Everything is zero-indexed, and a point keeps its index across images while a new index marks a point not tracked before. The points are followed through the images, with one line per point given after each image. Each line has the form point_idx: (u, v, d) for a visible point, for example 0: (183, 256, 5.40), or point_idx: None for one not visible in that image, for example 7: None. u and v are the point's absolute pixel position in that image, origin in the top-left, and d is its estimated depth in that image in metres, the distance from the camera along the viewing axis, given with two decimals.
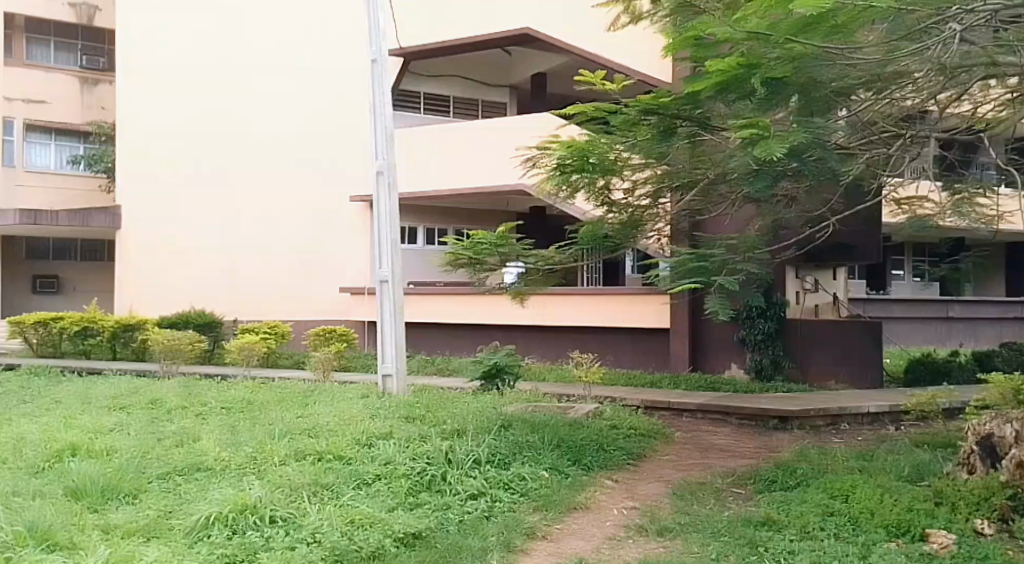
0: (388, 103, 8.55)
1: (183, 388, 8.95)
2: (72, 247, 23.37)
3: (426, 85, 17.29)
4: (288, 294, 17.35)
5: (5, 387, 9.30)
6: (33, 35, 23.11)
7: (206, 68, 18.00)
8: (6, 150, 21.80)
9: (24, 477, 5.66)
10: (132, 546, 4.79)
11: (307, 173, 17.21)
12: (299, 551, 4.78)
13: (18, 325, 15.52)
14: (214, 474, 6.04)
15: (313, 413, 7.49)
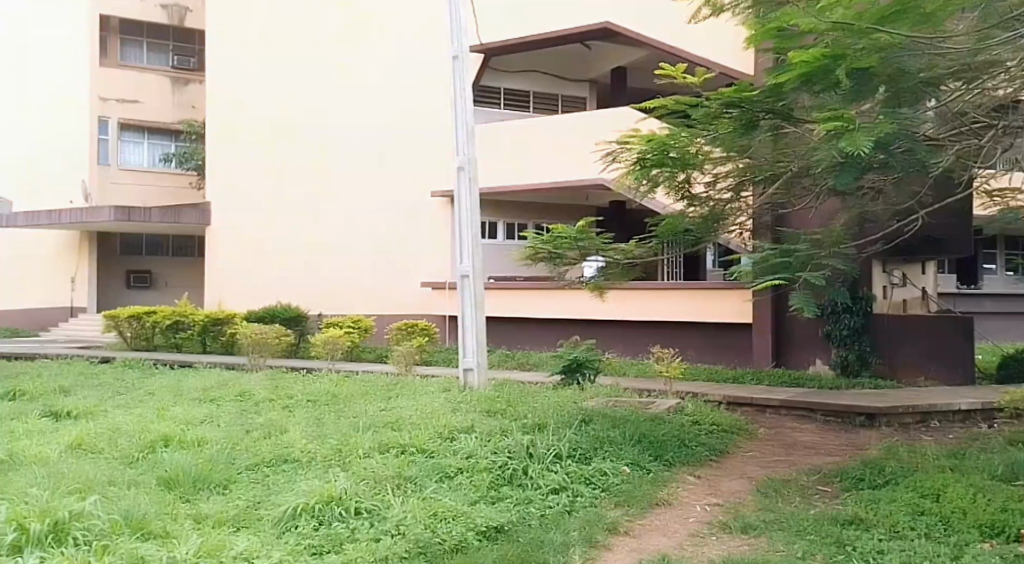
0: (467, 103, 9.23)
1: (270, 382, 9.25)
2: (165, 243, 23.74)
3: (505, 81, 17.44)
4: (369, 289, 17.47)
5: (103, 378, 9.69)
6: (128, 36, 23.46)
7: (288, 67, 18.33)
8: (101, 149, 22.40)
9: (119, 465, 5.55)
10: (223, 536, 4.75)
11: (387, 168, 17.34)
12: (384, 544, 4.77)
13: (114, 318, 15.87)
14: (301, 466, 5.96)
15: (395, 407, 7.77)
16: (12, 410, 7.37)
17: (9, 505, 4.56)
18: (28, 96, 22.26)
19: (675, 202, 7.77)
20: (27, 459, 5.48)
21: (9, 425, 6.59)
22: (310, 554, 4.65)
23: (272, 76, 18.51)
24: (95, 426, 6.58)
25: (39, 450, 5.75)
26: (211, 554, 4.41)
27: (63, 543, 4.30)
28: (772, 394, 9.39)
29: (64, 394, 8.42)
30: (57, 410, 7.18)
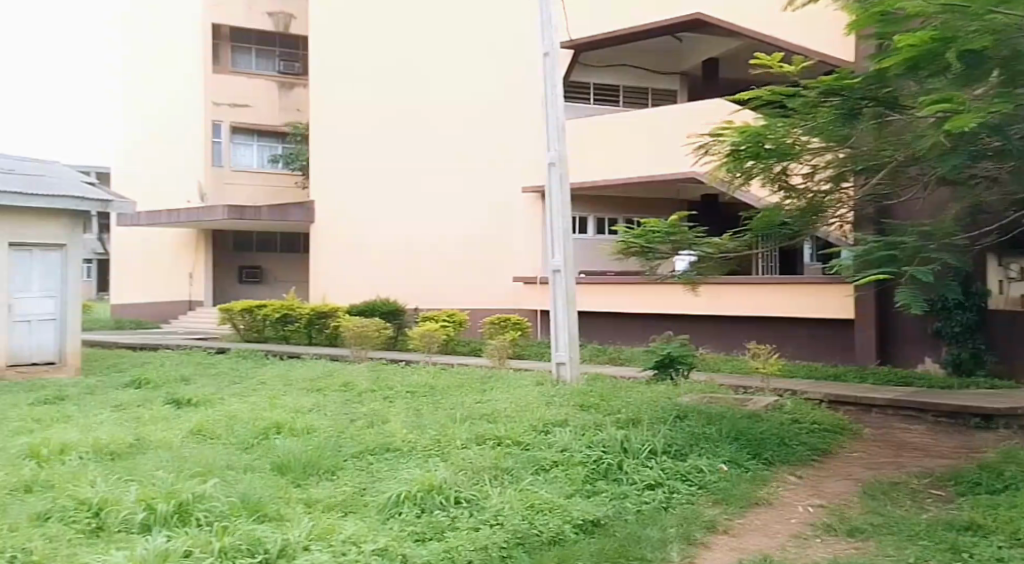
0: (558, 96, 9.31)
1: (371, 373, 9.61)
2: (275, 239, 24.60)
3: (596, 76, 17.52)
4: (462, 285, 17.68)
5: (219, 367, 10.31)
6: (238, 43, 24.22)
7: (385, 68, 18.91)
8: (215, 151, 23.07)
9: (237, 450, 5.91)
10: (333, 520, 4.86)
11: (480, 166, 17.46)
12: (483, 534, 4.82)
13: (228, 312, 16.76)
14: (402, 455, 6.13)
15: (490, 399, 7.99)
16: (139, 397, 7.95)
17: (137, 488, 4.78)
18: (152, 102, 24.03)
19: (772, 193, 7.57)
20: (153, 443, 5.84)
21: (138, 411, 7.12)
22: (413, 541, 4.71)
23: (374, 78, 19.09)
24: (215, 413, 6.98)
25: (164, 435, 6.11)
26: (322, 537, 4.57)
27: (187, 523, 4.44)
28: (878, 392, 9.09)
29: (184, 382, 8.97)
30: (179, 398, 7.70)
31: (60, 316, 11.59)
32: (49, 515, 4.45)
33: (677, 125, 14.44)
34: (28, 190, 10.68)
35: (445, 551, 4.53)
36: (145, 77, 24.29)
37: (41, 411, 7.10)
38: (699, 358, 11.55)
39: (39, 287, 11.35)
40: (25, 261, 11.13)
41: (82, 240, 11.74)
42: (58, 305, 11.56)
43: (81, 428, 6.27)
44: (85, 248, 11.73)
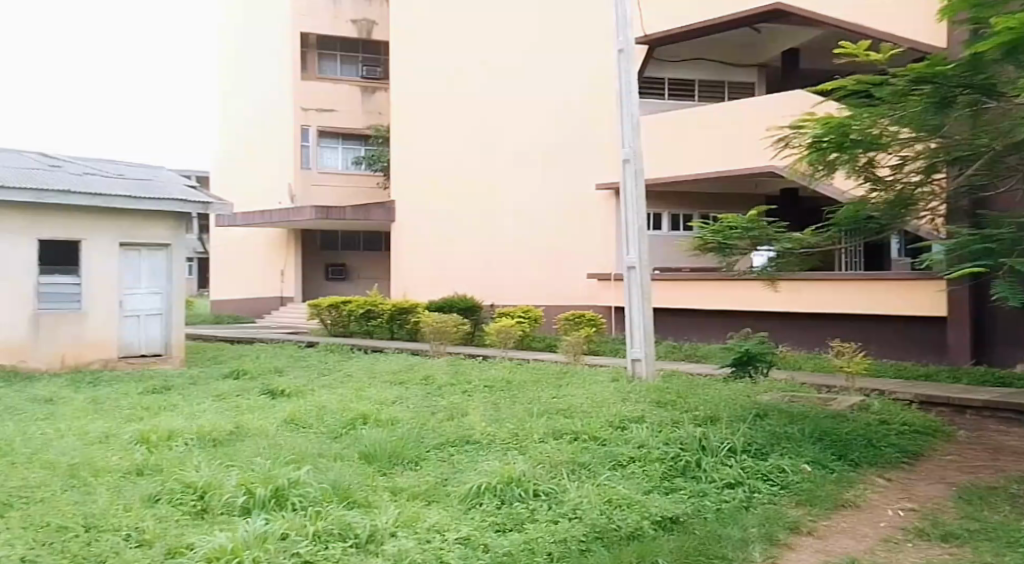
0: (632, 92, 9.27)
1: (450, 366, 9.84)
2: (358, 237, 24.98)
3: (670, 71, 17.31)
4: (538, 282, 17.76)
5: (308, 360, 10.75)
6: (324, 51, 24.86)
7: (461, 69, 19.26)
8: (303, 155, 23.79)
9: (328, 438, 6.20)
10: (417, 509, 5.04)
11: (556, 162, 17.49)
12: (563, 526, 4.89)
13: (316, 307, 17.26)
14: (481, 447, 6.27)
15: (566, 395, 8.06)
16: (237, 387, 8.41)
17: (237, 472, 5.09)
18: (245, 109, 25.19)
19: (859, 184, 7.31)
20: (251, 430, 6.18)
21: (237, 400, 7.56)
22: (494, 531, 4.82)
23: (453, 79, 19.43)
24: (306, 403, 7.32)
25: (260, 423, 6.45)
26: (407, 524, 4.75)
27: (283, 506, 4.73)
28: (975, 394, 8.67)
29: (278, 373, 9.42)
30: (273, 388, 8.12)
31: (165, 311, 12.21)
32: (159, 497, 4.79)
33: (753, 118, 14.11)
34: (136, 195, 11.39)
35: (525, 542, 4.62)
36: (239, 85, 25.50)
37: (151, 399, 7.63)
38: (779, 356, 11.28)
39: (146, 284, 12.06)
40: (133, 260, 11.87)
41: (186, 241, 12.42)
42: (162, 301, 12.20)
43: (186, 416, 6.70)
44: (187, 247, 12.35)
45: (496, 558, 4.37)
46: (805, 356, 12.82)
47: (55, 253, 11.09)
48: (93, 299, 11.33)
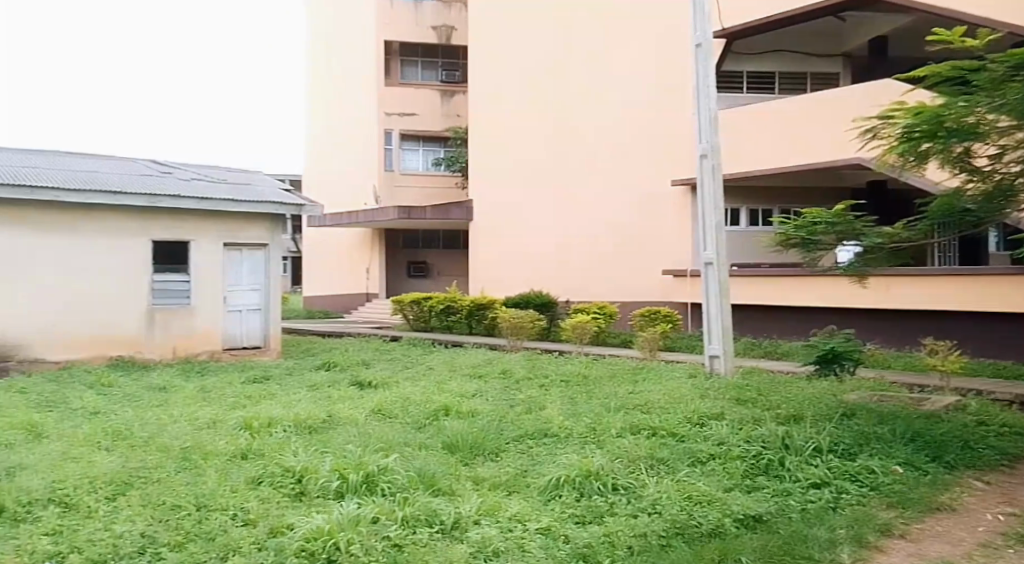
0: (710, 86, 9.18)
1: (528, 361, 10.02)
2: (438, 236, 25.35)
3: (749, 64, 16.97)
4: (612, 278, 17.73)
5: (392, 353, 11.13)
6: (406, 57, 25.53)
7: (534, 64, 19.18)
8: (386, 157, 24.43)
9: (413, 428, 6.47)
10: (499, 498, 5.20)
11: (634, 159, 17.47)
12: (642, 521, 4.94)
13: (399, 303, 17.84)
14: (560, 440, 6.37)
15: (643, 390, 8.10)
16: (327, 378, 8.82)
17: (331, 458, 5.42)
18: (332, 114, 26.05)
19: (954, 176, 7.02)
20: (342, 419, 6.50)
21: (327, 390, 7.97)
22: (574, 522, 4.93)
23: (526, 76, 19.31)
24: (390, 395, 7.62)
25: (350, 413, 6.76)
26: (490, 513, 4.93)
27: (373, 492, 5.03)
28: None
29: (365, 366, 9.82)
30: (360, 380, 8.48)
31: (264, 306, 12.71)
32: (261, 479, 5.19)
33: (838, 111, 13.66)
34: (239, 197, 11.92)
35: (605, 535, 4.71)
36: (325, 92, 26.39)
37: (250, 388, 8.13)
38: (865, 354, 10.91)
39: (248, 281, 12.54)
40: (236, 259, 12.39)
41: (282, 240, 12.93)
42: (262, 296, 12.69)
43: (283, 404, 7.11)
44: (284, 246, 12.84)
45: (577, 550, 4.50)
46: (892, 354, 12.39)
47: (168, 253, 11.86)
48: (201, 296, 11.91)
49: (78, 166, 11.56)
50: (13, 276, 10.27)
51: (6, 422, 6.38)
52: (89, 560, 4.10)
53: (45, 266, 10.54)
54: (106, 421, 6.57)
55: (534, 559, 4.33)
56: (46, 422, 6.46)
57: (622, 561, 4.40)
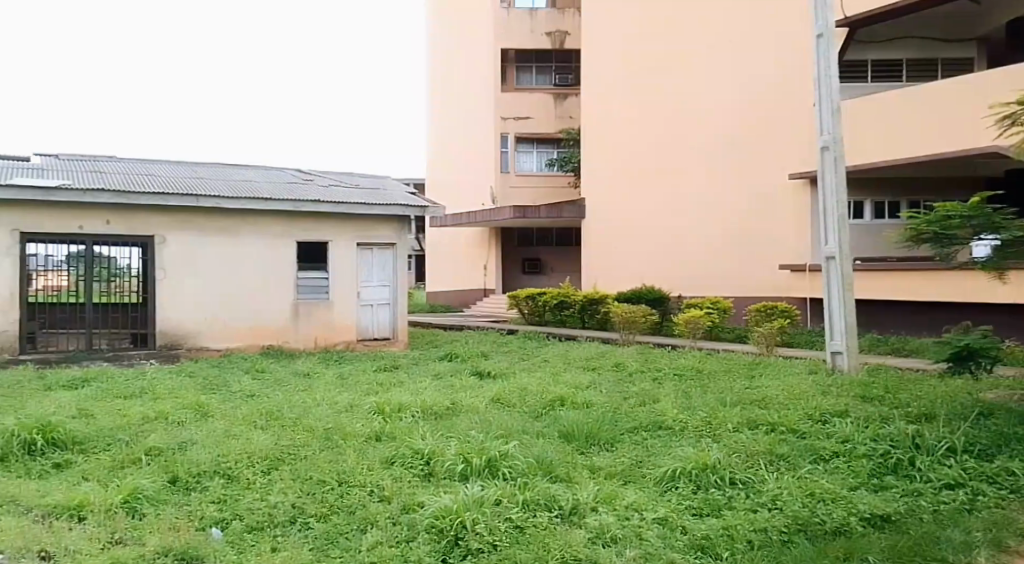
0: (833, 77, 8.93)
1: (641, 354, 10.11)
2: (552, 234, 25.38)
3: (874, 52, 16.18)
4: (726, 273, 17.32)
5: (510, 346, 11.50)
6: (521, 64, 25.60)
7: (643, 61, 18.94)
8: (502, 160, 24.74)
9: (531, 416, 6.78)
10: (616, 487, 5.37)
11: (751, 152, 16.96)
12: (763, 515, 4.96)
13: (514, 298, 18.21)
14: (675, 433, 6.45)
15: (760, 385, 8.02)
16: (450, 368, 9.31)
17: (457, 442, 5.85)
18: (450, 119, 26.79)
19: None
20: (465, 406, 6.90)
21: (451, 379, 8.45)
22: (692, 514, 5.02)
23: (635, 73, 19.08)
24: (509, 385, 7.98)
25: (472, 401, 7.15)
26: (607, 501, 5.11)
27: (495, 476, 5.39)
28: None
29: (485, 357, 10.25)
30: (481, 370, 8.92)
31: (392, 302, 13.09)
32: (394, 460, 5.75)
33: (969, 96, 12.89)
34: (369, 201, 12.42)
35: (724, 528, 4.78)
36: (443, 98, 27.18)
37: (380, 375, 8.74)
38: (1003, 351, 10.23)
39: (378, 278, 13.00)
40: (367, 259, 12.88)
41: (407, 239, 13.23)
42: (391, 292, 13.07)
43: (411, 391, 7.63)
44: (411, 246, 13.16)
45: (695, 541, 4.61)
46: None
47: (310, 252, 12.51)
48: (336, 292, 12.48)
49: (235, 176, 12.61)
50: (180, 272, 11.31)
51: (179, 402, 7.27)
52: (251, 527, 4.77)
53: (208, 264, 11.53)
54: (260, 403, 7.33)
55: (651, 546, 4.50)
56: (211, 402, 7.29)
57: (741, 554, 4.47)
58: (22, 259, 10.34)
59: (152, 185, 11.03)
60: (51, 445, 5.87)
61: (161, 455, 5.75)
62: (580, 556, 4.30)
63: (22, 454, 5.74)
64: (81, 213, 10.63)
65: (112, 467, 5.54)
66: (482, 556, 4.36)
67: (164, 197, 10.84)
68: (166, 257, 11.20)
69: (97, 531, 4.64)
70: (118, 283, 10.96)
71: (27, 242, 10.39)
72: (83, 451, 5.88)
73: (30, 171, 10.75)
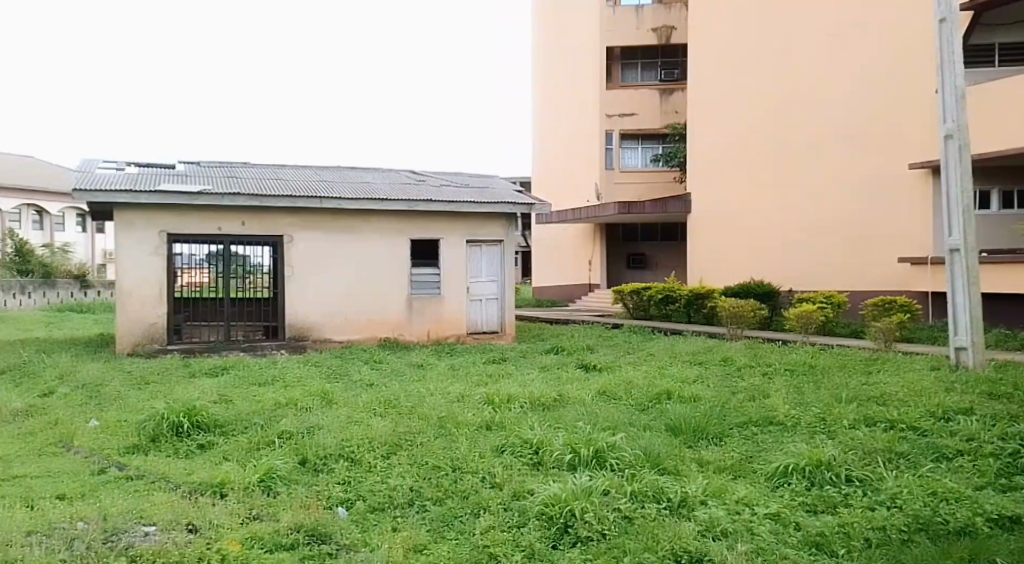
0: (957, 62, 8.54)
1: (749, 349, 9.97)
2: (655, 228, 23.87)
3: (1002, 35, 15.17)
4: (839, 265, 16.50)
5: (613, 340, 11.58)
6: (625, 61, 23.72)
7: (747, 46, 18.02)
8: (606, 157, 23.03)
9: (640, 410, 6.90)
10: (726, 482, 5.40)
11: (869, 139, 16.08)
12: (881, 514, 4.87)
13: (619, 292, 18.02)
14: (787, 429, 6.39)
15: (877, 381, 7.79)
16: (556, 360, 9.51)
17: (565, 433, 6.05)
18: (552, 113, 25.40)
19: None
20: (571, 399, 7.15)
21: (558, 372, 8.67)
22: (806, 510, 4.99)
23: (739, 59, 18.18)
24: (615, 379, 8.09)
25: (578, 394, 7.36)
26: (717, 495, 5.15)
27: (603, 467, 5.53)
28: None
29: (589, 350, 10.37)
30: (586, 363, 9.08)
31: (500, 296, 13.24)
32: (505, 448, 6.01)
33: None
34: (477, 200, 12.58)
35: (840, 525, 4.73)
36: (545, 89, 25.89)
37: (489, 367, 9.05)
38: None
39: (487, 273, 13.19)
40: (476, 255, 13.07)
41: (515, 236, 13.29)
42: (498, 287, 13.22)
43: (520, 383, 7.89)
44: (517, 242, 13.25)
45: (810, 538, 4.59)
46: None
47: (422, 251, 12.90)
48: (447, 287, 12.71)
49: (354, 179, 13.22)
50: (306, 269, 11.91)
51: (306, 389, 7.80)
52: (373, 507, 5.10)
53: (331, 261, 12.05)
54: (380, 392, 7.76)
55: (764, 542, 4.51)
56: (335, 390, 7.78)
57: (860, 552, 4.42)
58: (169, 258, 11.22)
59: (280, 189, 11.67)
60: (196, 427, 6.46)
61: (291, 439, 6.22)
62: (690, 549, 4.35)
63: (171, 435, 6.35)
64: (219, 216, 11.39)
65: (249, 448, 6.07)
66: (592, 544, 4.51)
67: (292, 199, 11.44)
68: (293, 255, 11.81)
69: (236, 507, 5.07)
70: (251, 279, 11.73)
71: (173, 242, 11.26)
72: (224, 434, 6.45)
73: (175, 177, 11.67)
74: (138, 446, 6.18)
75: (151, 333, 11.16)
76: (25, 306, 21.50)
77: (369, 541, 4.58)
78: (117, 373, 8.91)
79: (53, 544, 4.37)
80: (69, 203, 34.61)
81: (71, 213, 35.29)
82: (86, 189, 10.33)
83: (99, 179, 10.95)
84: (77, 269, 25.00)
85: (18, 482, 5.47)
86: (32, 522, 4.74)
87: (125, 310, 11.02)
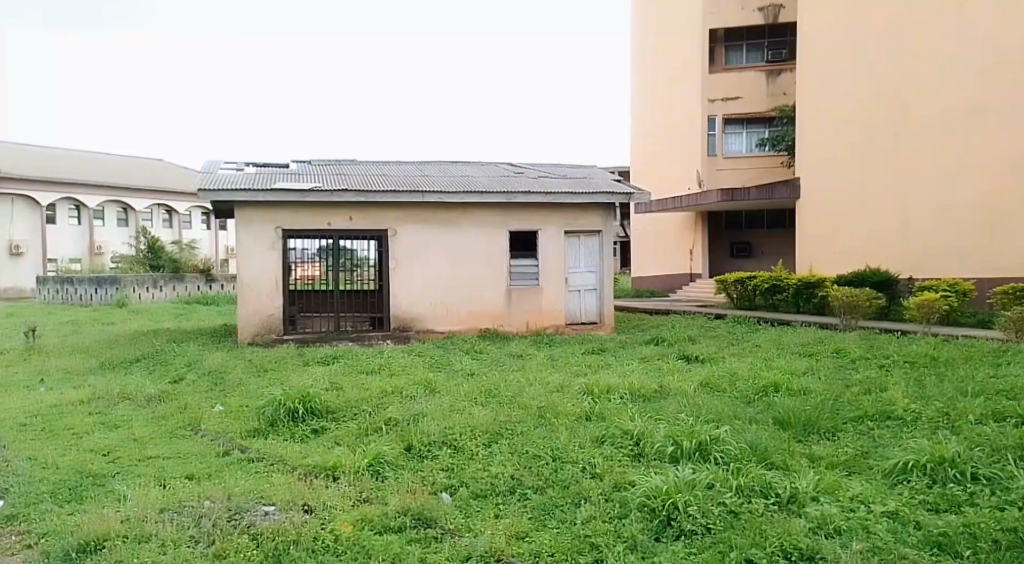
0: None
1: (863, 339, 9.50)
2: (764, 215, 22.99)
3: None
4: (969, 249, 15.38)
5: (721, 331, 11.26)
6: (730, 43, 22.96)
7: (862, 18, 16.54)
8: (709, 142, 22.41)
9: (747, 402, 6.74)
10: (838, 478, 5.18)
11: (997, 117, 15.08)
12: (1011, 514, 4.53)
13: (723, 282, 17.24)
14: (907, 425, 6.05)
15: (1009, 373, 7.26)
16: (658, 351, 9.38)
17: (666, 426, 5.99)
18: (650, 96, 24.77)
19: None
20: (673, 390, 7.11)
21: (660, 363, 8.57)
22: (928, 509, 4.71)
23: (856, 32, 16.61)
24: (718, 369, 7.95)
25: (680, 385, 7.29)
26: (829, 491, 4.93)
27: (706, 460, 5.42)
28: None
29: (692, 341, 10.15)
30: (688, 354, 8.93)
31: (600, 286, 13.10)
32: (605, 438, 6.02)
33: None
34: (575, 190, 12.50)
35: (966, 526, 4.43)
36: (641, 76, 25.48)
37: (589, 358, 9.05)
38: None
39: (586, 263, 13.05)
40: (575, 246, 12.96)
41: (614, 227, 13.08)
42: (600, 278, 13.12)
43: (620, 374, 7.86)
44: (617, 232, 13.04)
45: (931, 537, 4.34)
46: None
47: (523, 243, 12.97)
48: (547, 279, 12.74)
49: (455, 172, 13.50)
50: (411, 262, 12.27)
51: (411, 378, 8.07)
52: (476, 494, 5.21)
53: (433, 253, 12.36)
54: (480, 382, 7.92)
55: (881, 541, 4.30)
56: (438, 379, 8.01)
57: (987, 554, 4.16)
58: (284, 252, 11.83)
59: (385, 184, 12.07)
60: (310, 413, 6.80)
61: (397, 426, 6.45)
62: (801, 545, 4.21)
63: (288, 420, 6.74)
64: (328, 212, 11.90)
65: (359, 435, 6.35)
66: (696, 537, 4.44)
67: (397, 195, 11.82)
68: (398, 249, 12.22)
69: (347, 490, 5.31)
70: (360, 272, 12.38)
71: (288, 238, 11.87)
72: (335, 420, 6.78)
73: (288, 176, 12.28)
74: (259, 429, 6.60)
75: (268, 324, 11.81)
76: (156, 299, 23.28)
77: (473, 527, 4.68)
78: (240, 360, 9.54)
79: (183, 520, 4.72)
80: (193, 203, 36.93)
81: (196, 213, 37.76)
82: (209, 189, 11.08)
83: (221, 179, 11.72)
84: (204, 262, 25.86)
85: (152, 462, 5.94)
86: (166, 499, 5.12)
87: (246, 302, 11.72)
